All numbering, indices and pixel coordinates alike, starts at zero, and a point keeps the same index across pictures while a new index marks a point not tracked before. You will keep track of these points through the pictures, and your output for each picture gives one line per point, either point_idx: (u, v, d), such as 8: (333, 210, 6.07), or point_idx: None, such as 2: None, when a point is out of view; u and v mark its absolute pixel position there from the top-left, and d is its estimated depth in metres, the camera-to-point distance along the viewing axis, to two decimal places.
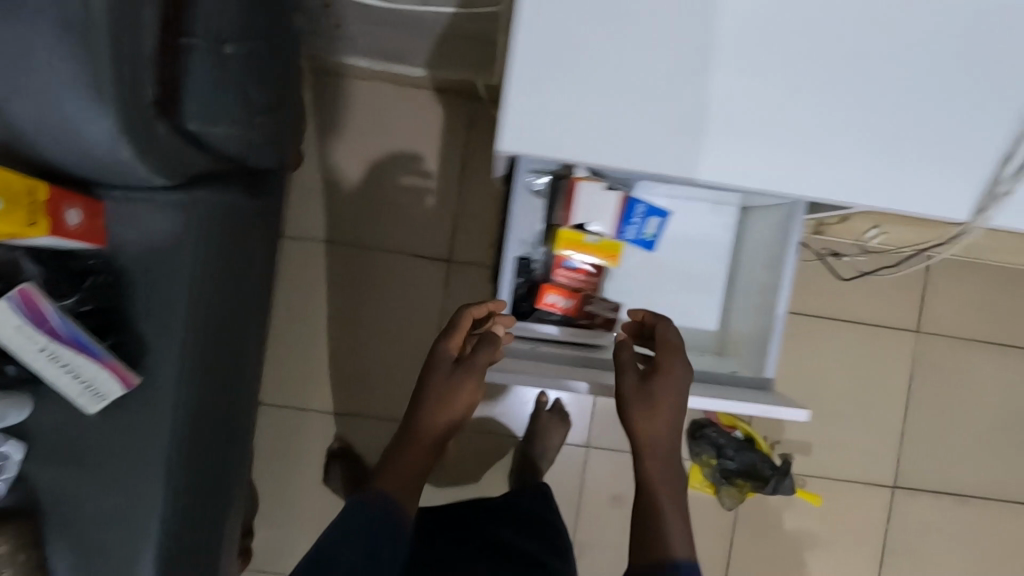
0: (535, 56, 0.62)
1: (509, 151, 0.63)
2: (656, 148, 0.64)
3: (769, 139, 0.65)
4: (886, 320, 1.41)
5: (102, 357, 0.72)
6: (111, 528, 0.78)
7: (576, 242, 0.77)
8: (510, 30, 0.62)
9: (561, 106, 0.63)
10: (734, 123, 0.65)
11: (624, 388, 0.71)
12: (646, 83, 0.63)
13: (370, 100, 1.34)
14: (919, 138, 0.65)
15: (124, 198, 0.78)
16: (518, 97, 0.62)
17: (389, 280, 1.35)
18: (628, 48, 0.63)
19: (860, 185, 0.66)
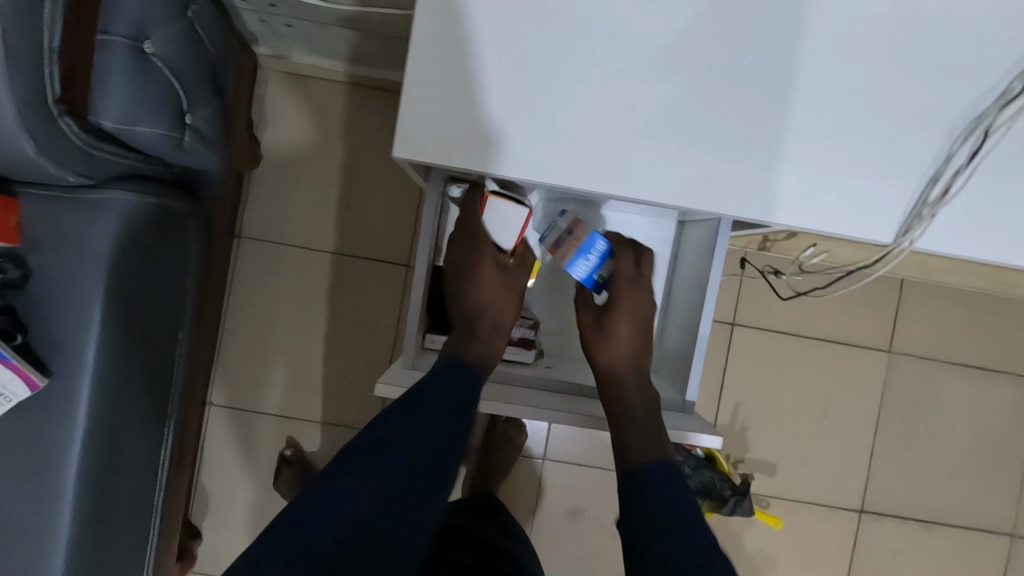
0: (436, 67, 0.65)
1: (406, 157, 0.66)
2: (550, 157, 0.67)
3: (668, 151, 0.67)
4: (856, 338, 1.37)
5: (4, 358, 0.72)
6: (19, 525, 0.78)
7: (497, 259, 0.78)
8: (412, 41, 0.65)
9: (457, 116, 0.66)
10: (632, 134, 0.66)
11: (585, 326, 0.78)
12: (542, 96, 0.66)
13: (332, 100, 1.33)
14: (807, 156, 0.67)
15: (39, 196, 0.77)
16: (415, 106, 0.65)
17: (347, 283, 1.35)
18: (526, 62, 0.66)
19: (754, 199, 0.67)
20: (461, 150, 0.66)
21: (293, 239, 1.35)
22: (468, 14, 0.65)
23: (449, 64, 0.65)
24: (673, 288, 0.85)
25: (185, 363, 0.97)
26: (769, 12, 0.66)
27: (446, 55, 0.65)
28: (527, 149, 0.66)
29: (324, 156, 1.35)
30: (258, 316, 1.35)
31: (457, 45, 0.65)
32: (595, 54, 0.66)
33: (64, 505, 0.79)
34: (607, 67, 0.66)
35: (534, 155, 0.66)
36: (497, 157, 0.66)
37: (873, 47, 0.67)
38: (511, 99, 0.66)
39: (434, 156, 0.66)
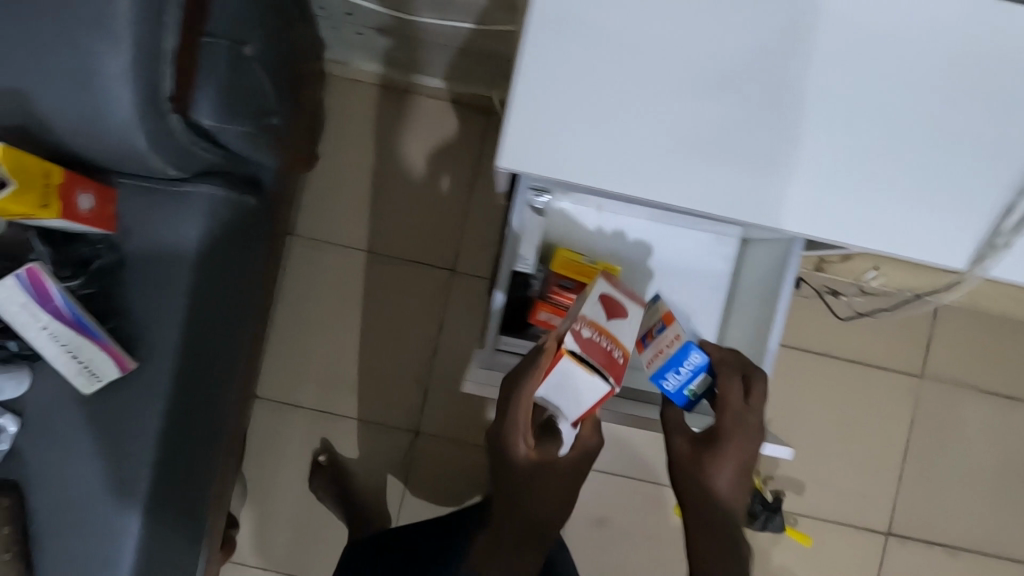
0: (541, 82, 0.67)
1: (508, 168, 0.67)
2: (644, 173, 0.68)
3: (756, 172, 0.69)
4: (887, 361, 1.39)
5: (101, 341, 0.75)
6: (90, 508, 0.79)
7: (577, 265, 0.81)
8: (518, 55, 0.66)
9: (554, 132, 0.67)
10: (723, 154, 0.68)
11: (681, 453, 0.77)
12: (641, 113, 0.68)
13: (384, 108, 1.37)
14: (884, 183, 0.70)
15: (134, 187, 0.81)
16: (519, 118, 0.66)
17: (391, 286, 1.38)
18: (624, 80, 0.68)
19: (834, 221, 0.70)
20: (558, 165, 0.68)
21: (342, 240, 1.39)
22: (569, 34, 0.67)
23: (549, 83, 0.67)
24: (732, 303, 0.89)
25: (248, 355, 1.00)
26: (853, 45, 0.69)
27: (548, 73, 0.67)
28: (623, 167, 0.68)
29: (376, 161, 1.38)
30: (304, 314, 1.38)
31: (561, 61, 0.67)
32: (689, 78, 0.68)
33: (134, 491, 0.80)
34: (698, 91, 0.68)
35: (629, 171, 0.68)
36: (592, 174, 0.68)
37: (948, 82, 0.70)
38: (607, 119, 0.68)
39: (536, 167, 0.67)
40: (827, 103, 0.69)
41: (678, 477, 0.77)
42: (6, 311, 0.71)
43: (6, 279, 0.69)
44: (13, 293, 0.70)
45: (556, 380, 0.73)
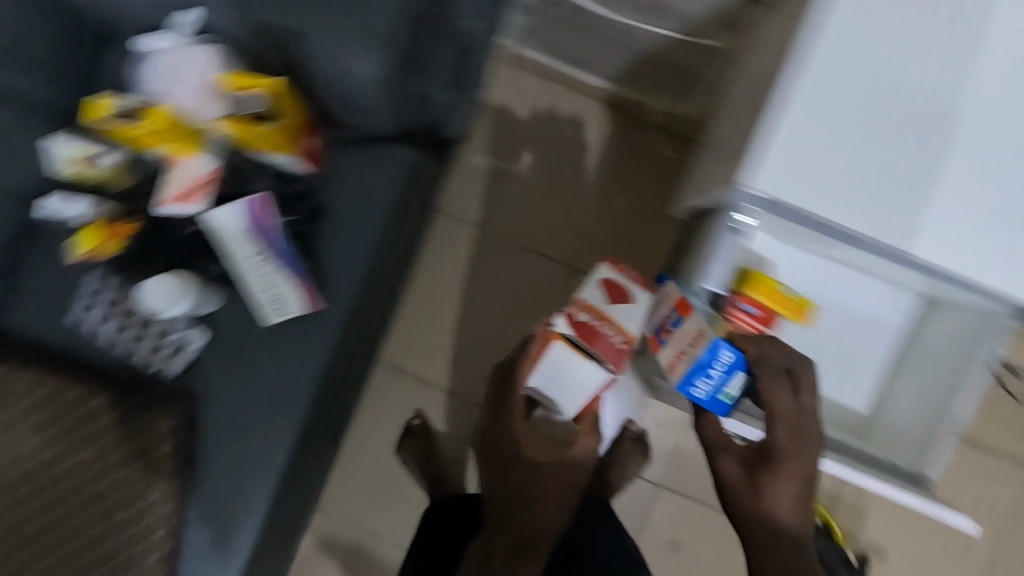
0: (800, 107, 0.65)
1: (752, 187, 0.64)
2: (882, 216, 0.66)
3: (997, 236, 0.66)
4: (1007, 450, 1.32)
5: (295, 276, 0.78)
6: (245, 435, 0.81)
7: (772, 292, 0.76)
8: (786, 77, 0.65)
9: (804, 159, 0.65)
10: (968, 212, 0.66)
11: (731, 479, 0.70)
12: (892, 156, 0.66)
13: (539, 96, 1.37)
14: None
15: (341, 137, 0.82)
16: (774, 140, 0.64)
17: (510, 271, 1.39)
18: (881, 120, 0.66)
19: None
20: (796, 193, 0.65)
21: (471, 217, 1.40)
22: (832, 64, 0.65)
23: (806, 107, 0.65)
24: (903, 363, 0.84)
25: (392, 313, 1.02)
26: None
27: (805, 97, 0.65)
28: (860, 206, 0.66)
29: (519, 147, 1.38)
30: (421, 283, 1.40)
31: (824, 89, 0.65)
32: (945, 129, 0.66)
33: (288, 426, 0.82)
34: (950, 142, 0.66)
35: (868, 213, 0.66)
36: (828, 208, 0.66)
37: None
38: (853, 155, 0.65)
39: (777, 191, 0.65)
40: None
41: (731, 506, 0.69)
42: (224, 236, 0.75)
43: (234, 206, 0.74)
44: (235, 220, 0.75)
45: (551, 368, 0.78)
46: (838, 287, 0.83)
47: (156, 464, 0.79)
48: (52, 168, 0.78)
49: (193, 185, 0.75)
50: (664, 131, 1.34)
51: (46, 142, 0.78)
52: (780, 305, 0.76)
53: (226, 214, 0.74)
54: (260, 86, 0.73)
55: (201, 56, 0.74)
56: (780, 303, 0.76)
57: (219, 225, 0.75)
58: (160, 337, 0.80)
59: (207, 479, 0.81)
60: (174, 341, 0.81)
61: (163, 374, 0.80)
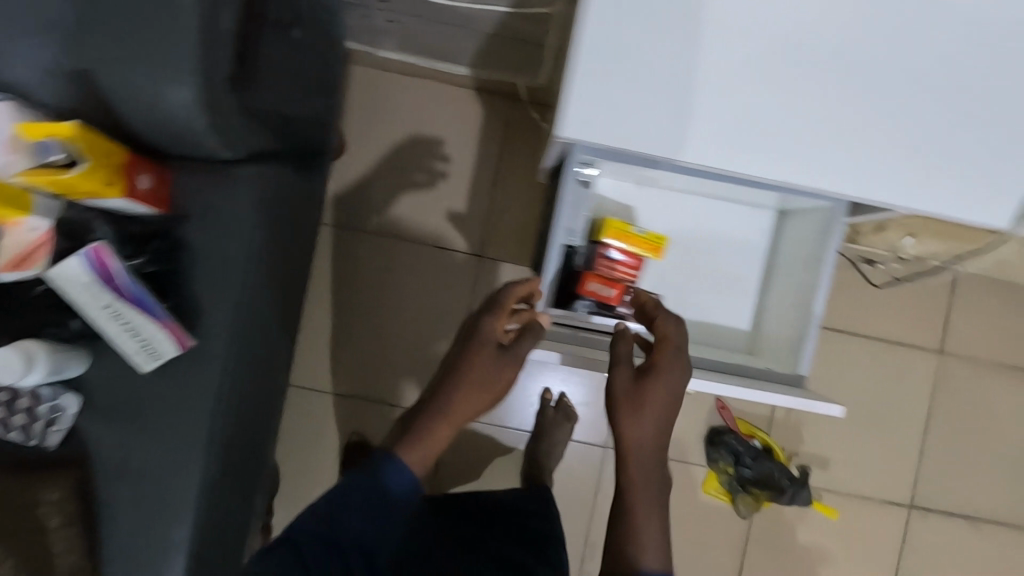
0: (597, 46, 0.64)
1: (569, 138, 0.65)
2: (693, 135, 0.66)
3: (802, 141, 0.67)
4: (908, 339, 1.42)
5: (161, 318, 0.76)
6: (153, 487, 0.80)
7: (624, 231, 0.81)
8: (578, 21, 0.63)
9: (613, 99, 0.64)
10: (780, 126, 0.66)
11: None
12: (692, 98, 0.65)
13: (412, 94, 1.38)
14: (947, 140, 0.66)
15: (188, 169, 0.81)
16: (581, 88, 0.64)
17: (416, 271, 1.38)
18: (675, 50, 0.64)
19: (913, 188, 0.67)
20: (619, 130, 0.65)
21: (370, 226, 1.38)
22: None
23: (604, 42, 0.63)
24: (769, 276, 0.90)
25: (291, 337, 1.01)
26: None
27: (610, 19, 0.63)
28: (696, 128, 0.66)
29: (406, 148, 1.38)
30: (335, 297, 1.38)
31: (612, 33, 0.63)
32: (762, 40, 0.64)
33: (195, 471, 0.82)
34: (764, 51, 0.65)
35: (676, 133, 0.66)
36: (663, 145, 0.66)
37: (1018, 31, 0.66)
38: (670, 77, 0.65)
39: (593, 138, 0.65)
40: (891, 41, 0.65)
41: None
42: (71, 290, 0.73)
43: (72, 257, 0.71)
44: (78, 272, 0.72)
45: None
46: (688, 219, 0.90)
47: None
48: None
49: (28, 249, 0.71)
50: (538, 104, 1.38)
51: None
52: (635, 244, 0.82)
53: (65, 267, 0.71)
54: (56, 132, 0.64)
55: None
56: (634, 239, 0.82)
57: (68, 284, 0.72)
58: (28, 412, 0.75)
59: (117, 540, 0.79)
60: (47, 411, 0.76)
61: (46, 447, 0.77)
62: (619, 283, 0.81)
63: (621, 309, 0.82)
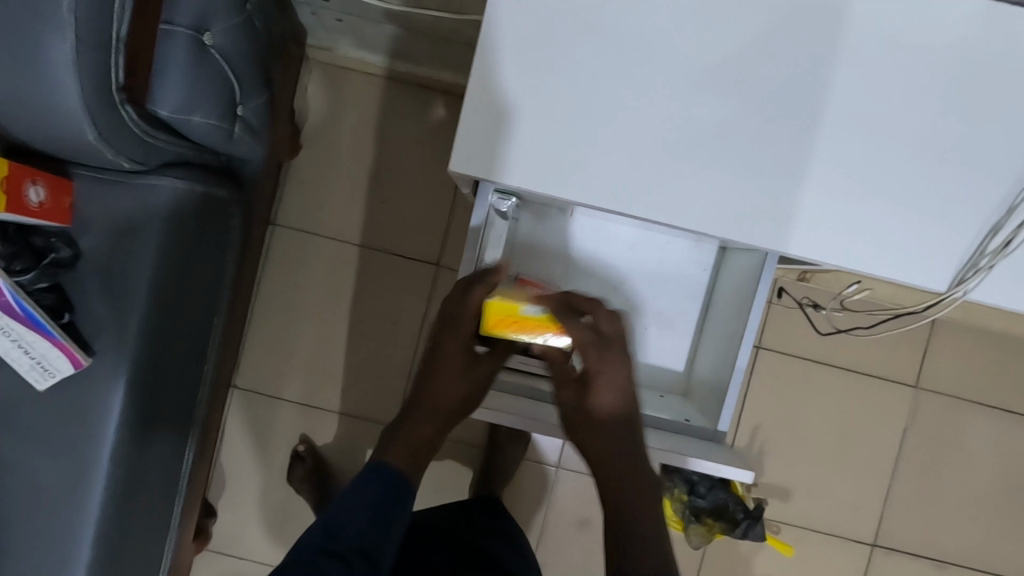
0: (494, 80, 0.65)
1: (459, 169, 0.66)
2: (588, 172, 0.66)
3: (703, 183, 0.66)
4: (882, 372, 1.35)
5: (52, 338, 0.73)
6: (53, 499, 0.81)
7: (515, 314, 0.68)
8: (477, 57, 0.65)
9: (506, 133, 0.65)
10: (677, 166, 0.66)
11: None
12: (588, 136, 0.66)
13: (373, 93, 1.32)
14: (845, 189, 0.66)
15: (93, 179, 0.79)
16: (471, 120, 0.65)
17: (371, 277, 1.34)
18: (568, 88, 0.65)
19: (813, 236, 0.66)
20: (528, 169, 0.66)
21: (325, 229, 1.35)
22: (538, 40, 0.65)
23: (491, 82, 0.65)
24: (708, 314, 0.85)
25: (216, 348, 0.98)
26: (854, 45, 0.65)
27: (518, 64, 0.65)
28: (612, 169, 0.66)
29: (365, 148, 1.33)
30: (287, 299, 1.35)
31: (506, 70, 0.65)
32: (659, 81, 0.65)
33: (95, 485, 0.81)
34: (662, 97, 0.65)
35: (570, 170, 0.66)
36: (578, 187, 0.66)
37: (946, 87, 0.65)
38: (582, 120, 0.65)
39: (485, 171, 0.66)
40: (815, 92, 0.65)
41: None
42: None
43: None
44: None
45: None
46: (623, 251, 0.84)
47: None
48: None
49: None
50: None
51: None
52: (524, 323, 0.69)
53: None
54: None
55: None
56: (519, 316, 0.69)
57: None
58: None
59: (20, 547, 0.81)
60: None
61: None
62: None
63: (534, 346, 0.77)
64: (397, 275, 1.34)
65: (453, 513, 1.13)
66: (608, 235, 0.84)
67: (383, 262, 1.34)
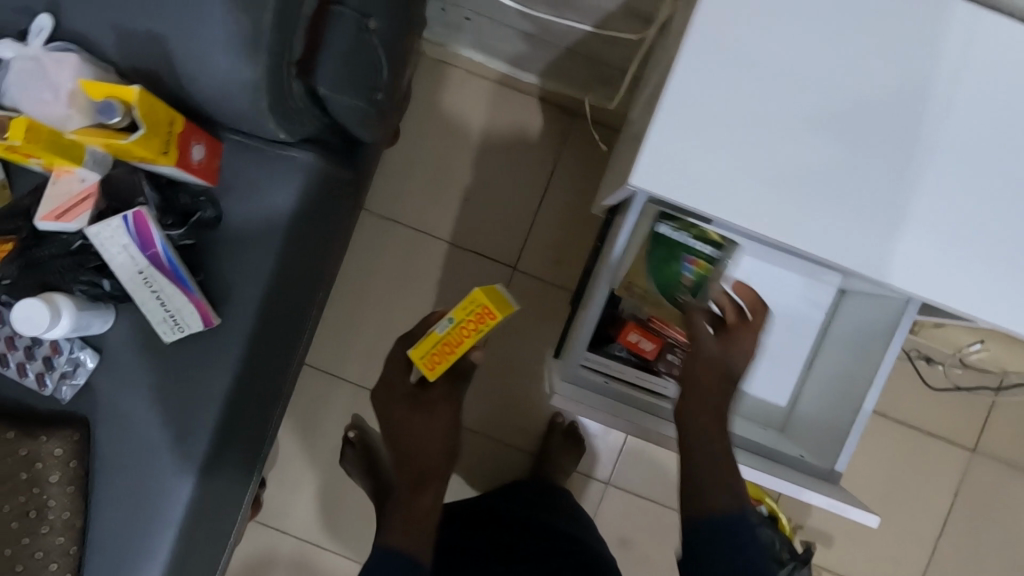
0: (680, 103, 0.66)
1: (636, 184, 0.66)
2: (755, 202, 0.67)
3: (863, 225, 0.67)
4: (942, 432, 1.35)
5: (191, 292, 0.75)
6: (151, 456, 0.79)
7: (434, 339, 0.82)
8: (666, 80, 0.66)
9: (683, 156, 0.66)
10: (840, 206, 0.67)
11: None
12: (760, 168, 0.67)
13: (473, 93, 1.34)
14: (1000, 249, 0.67)
15: (242, 145, 0.80)
16: (654, 139, 0.66)
17: (447, 272, 1.36)
18: (747, 119, 0.67)
19: (966, 291, 0.67)
20: (695, 190, 0.67)
21: (408, 219, 1.37)
22: (724, 69, 0.66)
23: (677, 104, 0.66)
24: (817, 354, 0.86)
25: (311, 322, 0.99)
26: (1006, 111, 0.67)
27: (703, 90, 0.66)
28: (728, 192, 0.67)
29: (456, 147, 1.36)
30: (363, 284, 1.37)
31: (691, 94, 0.66)
32: (831, 122, 0.67)
33: (195, 446, 0.80)
34: (833, 138, 0.67)
35: (738, 199, 0.67)
36: (743, 214, 0.67)
37: None
38: (749, 150, 0.67)
39: (661, 188, 0.66)
40: (950, 154, 0.67)
41: None
42: (110, 251, 0.72)
43: (115, 218, 0.71)
44: (120, 233, 0.71)
45: None
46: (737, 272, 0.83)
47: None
48: None
49: (71, 201, 0.71)
50: (599, 125, 1.33)
51: None
52: (458, 341, 0.81)
53: (108, 227, 0.71)
54: (119, 94, 0.62)
55: (64, 59, 0.65)
56: (445, 341, 0.81)
57: (105, 241, 0.71)
58: (48, 360, 0.76)
59: (108, 502, 0.79)
60: (65, 363, 0.77)
61: (58, 399, 0.77)
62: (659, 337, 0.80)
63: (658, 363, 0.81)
64: (474, 274, 1.36)
65: (525, 503, 1.16)
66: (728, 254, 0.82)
67: (461, 258, 1.36)
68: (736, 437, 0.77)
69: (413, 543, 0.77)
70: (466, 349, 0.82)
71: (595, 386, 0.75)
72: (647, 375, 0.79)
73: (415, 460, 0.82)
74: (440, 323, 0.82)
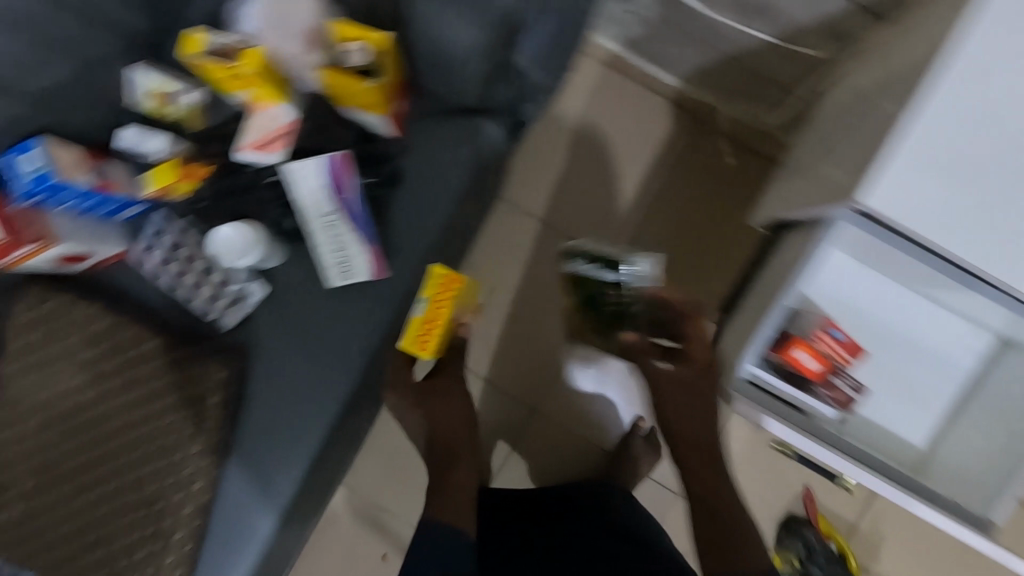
0: (927, 127, 0.63)
1: (868, 207, 0.63)
2: (983, 245, 0.64)
3: None
4: None
5: (368, 242, 0.76)
6: (292, 398, 0.79)
7: (416, 322, 0.80)
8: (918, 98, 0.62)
9: (920, 183, 0.63)
10: None
11: (13, 217, 0.65)
12: (996, 208, 0.64)
13: (607, 85, 1.33)
14: None
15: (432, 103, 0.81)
16: (896, 162, 0.62)
17: (552, 261, 1.35)
18: (990, 154, 0.63)
19: None
20: (927, 221, 0.63)
21: (521, 202, 1.36)
22: (976, 97, 0.63)
23: (925, 128, 0.62)
24: (969, 403, 0.81)
25: None
26: None
27: (949, 116, 0.62)
28: (957, 227, 0.64)
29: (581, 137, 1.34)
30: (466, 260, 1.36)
31: (940, 118, 0.62)
32: None
33: (336, 395, 0.79)
34: None
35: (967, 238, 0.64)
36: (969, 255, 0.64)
37: None
38: (986, 187, 0.63)
39: (893, 213, 0.63)
40: None
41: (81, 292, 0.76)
42: (302, 190, 0.74)
43: (315, 158, 0.72)
44: (317, 174, 0.73)
45: None
46: (873, 299, 0.80)
47: (167, 501, 0.77)
48: (131, 101, 0.75)
49: (271, 134, 0.73)
50: (730, 136, 1.30)
51: (126, 72, 0.74)
52: (434, 320, 0.80)
53: (307, 166, 0.72)
54: (372, 40, 0.71)
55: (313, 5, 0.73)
56: (425, 321, 0.80)
57: (301, 181, 0.73)
58: (219, 286, 0.78)
59: (245, 436, 0.79)
60: (233, 291, 0.79)
61: (220, 326, 0.79)
62: (829, 360, 0.74)
63: (817, 385, 0.75)
64: None
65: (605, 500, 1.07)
66: (862, 283, 0.80)
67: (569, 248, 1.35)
68: (893, 475, 0.73)
69: (463, 517, 0.81)
70: (447, 327, 0.82)
71: (758, 394, 0.74)
72: (809, 397, 0.75)
73: (436, 451, 0.90)
74: (417, 305, 0.79)
